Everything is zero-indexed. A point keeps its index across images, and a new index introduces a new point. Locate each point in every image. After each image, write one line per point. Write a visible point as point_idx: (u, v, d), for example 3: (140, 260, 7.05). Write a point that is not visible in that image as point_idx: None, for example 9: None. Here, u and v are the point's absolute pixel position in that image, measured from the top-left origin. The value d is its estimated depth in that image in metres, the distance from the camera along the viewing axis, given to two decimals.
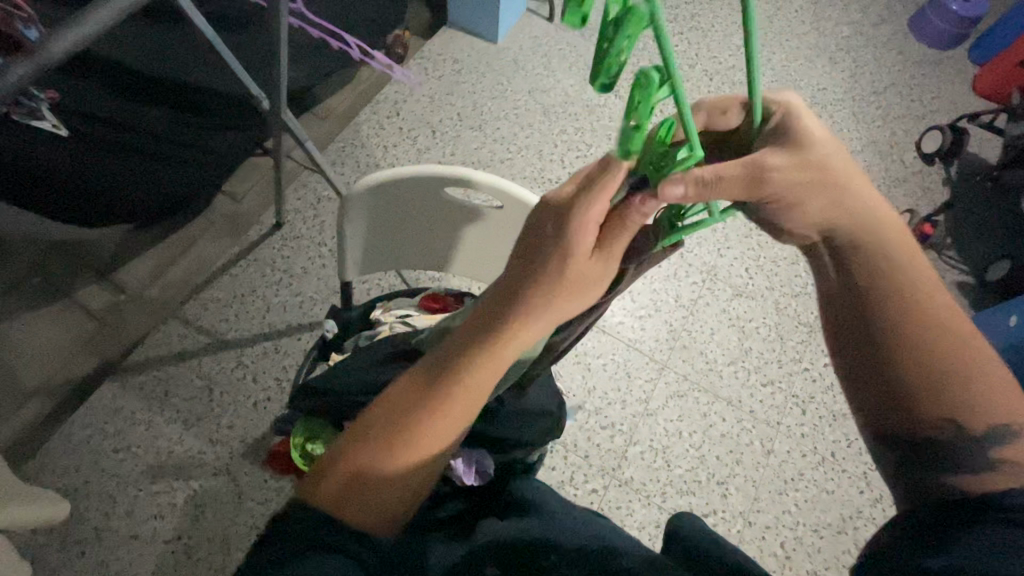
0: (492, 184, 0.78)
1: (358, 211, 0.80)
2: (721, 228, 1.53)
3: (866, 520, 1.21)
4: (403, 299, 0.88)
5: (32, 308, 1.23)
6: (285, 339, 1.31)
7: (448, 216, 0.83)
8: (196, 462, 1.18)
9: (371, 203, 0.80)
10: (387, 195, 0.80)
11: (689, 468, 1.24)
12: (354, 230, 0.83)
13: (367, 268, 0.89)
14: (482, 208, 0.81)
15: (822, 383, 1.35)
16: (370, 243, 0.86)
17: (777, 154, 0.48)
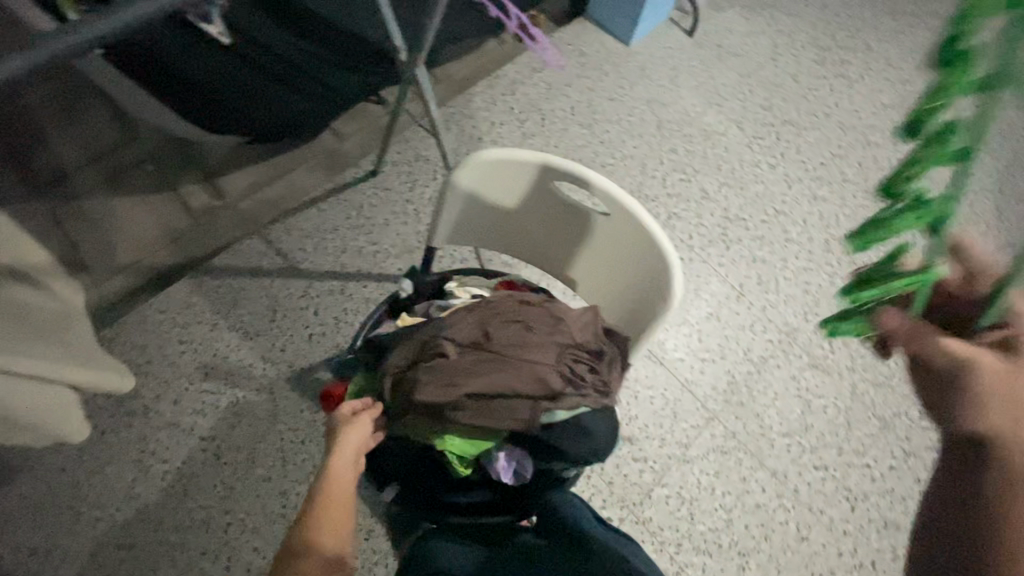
0: (607, 189, 0.72)
1: (465, 182, 0.77)
2: (813, 291, 1.43)
3: None
4: (479, 282, 0.87)
5: (139, 190, 1.34)
6: (352, 283, 1.34)
7: (551, 212, 0.78)
8: (245, 373, 1.23)
9: (477, 179, 0.77)
10: (498, 174, 0.76)
11: (712, 528, 1.17)
12: (455, 198, 0.79)
13: (456, 238, 0.86)
14: (588, 210, 0.75)
15: (881, 486, 1.24)
16: (466, 216, 0.83)
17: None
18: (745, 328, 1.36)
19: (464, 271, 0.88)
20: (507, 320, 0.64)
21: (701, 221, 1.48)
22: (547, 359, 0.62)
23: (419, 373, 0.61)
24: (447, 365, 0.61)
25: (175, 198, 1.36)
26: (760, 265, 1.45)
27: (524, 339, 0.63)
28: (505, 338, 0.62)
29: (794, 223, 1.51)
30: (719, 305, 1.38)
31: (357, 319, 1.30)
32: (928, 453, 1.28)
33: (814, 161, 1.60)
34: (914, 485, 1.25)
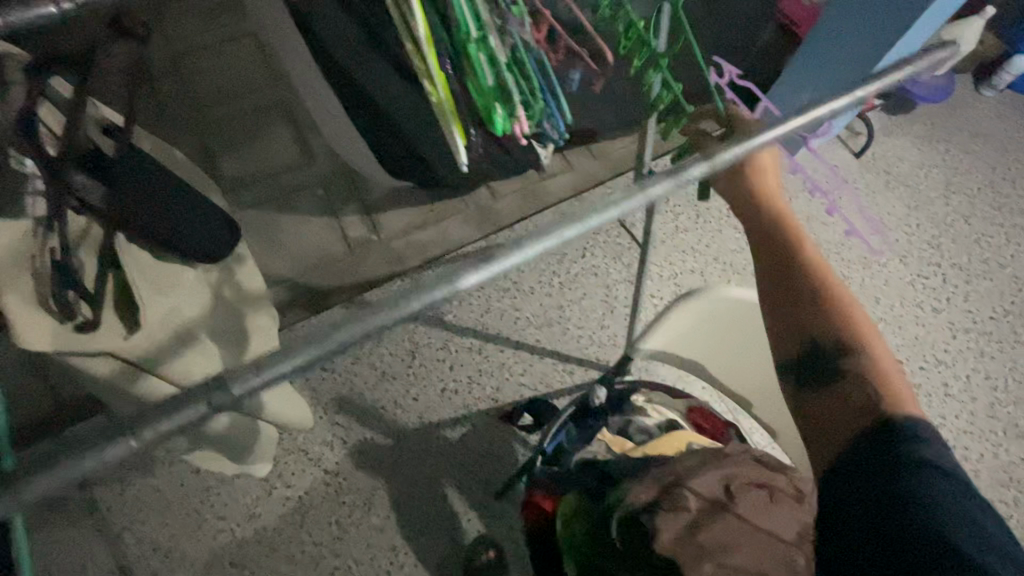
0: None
1: (698, 308, 0.78)
2: (972, 459, 1.31)
3: None
4: (669, 402, 0.84)
5: (307, 213, 1.47)
6: (490, 344, 1.35)
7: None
8: (376, 415, 1.25)
9: (720, 304, 0.77)
10: (735, 309, 0.77)
11: None
12: (685, 320, 0.79)
13: (665, 357, 0.83)
14: None
15: None
16: (685, 339, 0.81)
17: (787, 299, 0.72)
18: None
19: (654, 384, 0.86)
20: (748, 480, 0.61)
21: None
22: (794, 533, 0.57)
23: (658, 518, 0.57)
24: (689, 517, 0.57)
25: (337, 225, 1.46)
26: None
27: (767, 503, 0.59)
28: (753, 501, 0.59)
29: (955, 378, 1.40)
30: None
31: (490, 383, 1.30)
32: None
33: (983, 313, 1.49)
34: None
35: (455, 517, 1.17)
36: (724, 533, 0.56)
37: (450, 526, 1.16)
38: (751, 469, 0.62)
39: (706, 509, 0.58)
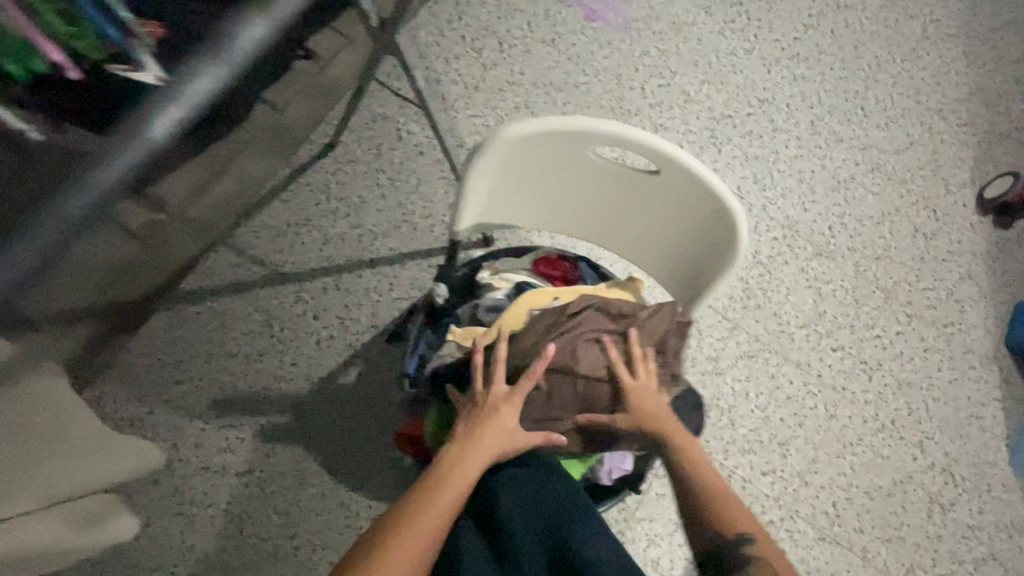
0: (657, 148, 0.63)
1: (493, 163, 0.65)
2: (808, 178, 1.43)
3: (916, 485, 1.26)
4: (517, 263, 0.81)
5: None
6: (345, 275, 1.23)
7: (594, 180, 0.69)
8: (262, 398, 1.15)
9: (512, 151, 0.65)
10: (529, 149, 0.65)
11: (752, 428, 1.25)
12: (483, 177, 0.67)
13: (488, 214, 0.74)
14: (631, 172, 0.66)
15: (892, 352, 1.33)
16: (491, 197, 0.71)
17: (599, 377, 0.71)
18: (752, 231, 1.37)
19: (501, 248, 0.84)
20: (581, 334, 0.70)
21: (689, 127, 1.43)
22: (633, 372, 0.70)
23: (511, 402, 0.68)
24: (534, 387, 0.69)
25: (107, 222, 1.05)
26: (754, 162, 1.42)
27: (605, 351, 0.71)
28: (582, 352, 0.70)
29: (778, 111, 1.46)
30: None
31: (363, 312, 1.22)
32: (928, 311, 1.36)
33: (789, 37, 1.52)
34: (919, 344, 1.34)
35: (386, 450, 1.15)
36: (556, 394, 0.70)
37: (385, 462, 1.15)
38: (587, 328, 0.70)
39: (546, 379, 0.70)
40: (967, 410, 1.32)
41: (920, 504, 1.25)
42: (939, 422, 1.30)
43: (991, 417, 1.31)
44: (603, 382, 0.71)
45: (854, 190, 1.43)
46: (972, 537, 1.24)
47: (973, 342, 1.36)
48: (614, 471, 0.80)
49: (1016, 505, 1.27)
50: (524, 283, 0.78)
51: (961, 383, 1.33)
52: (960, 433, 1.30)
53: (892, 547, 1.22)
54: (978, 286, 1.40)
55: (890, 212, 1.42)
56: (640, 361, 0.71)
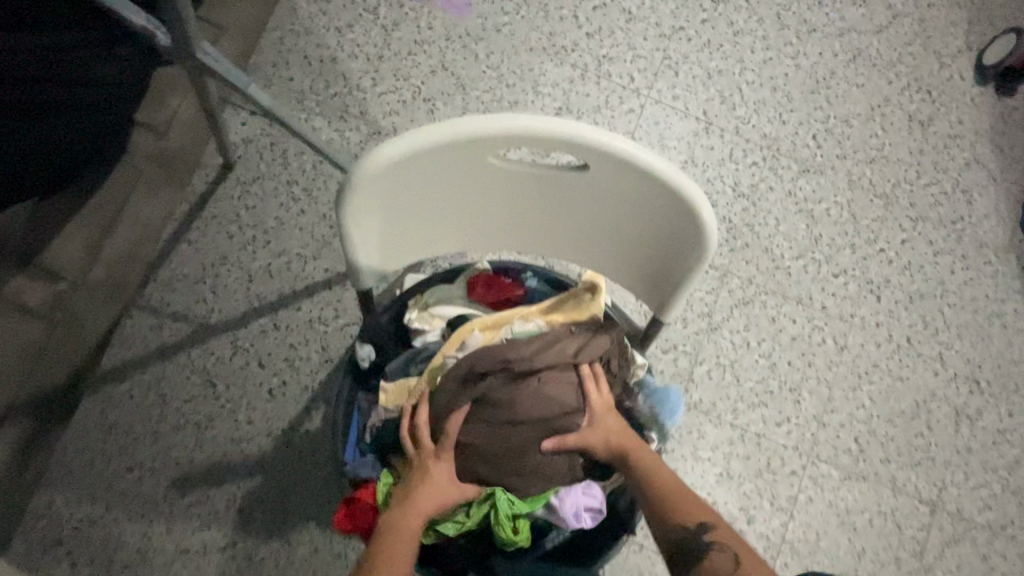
0: (577, 139, 0.48)
1: (375, 199, 0.50)
2: (781, 84, 1.25)
3: (940, 401, 1.17)
4: (451, 292, 0.75)
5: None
6: (282, 311, 1.09)
7: (512, 188, 0.54)
8: (225, 466, 1.04)
9: (395, 181, 0.49)
10: (417, 171, 0.49)
11: (760, 379, 1.15)
12: (368, 216, 0.51)
13: (395, 256, 0.59)
14: (556, 175, 0.52)
15: (899, 264, 1.21)
16: (389, 234, 0.55)
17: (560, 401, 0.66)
18: (726, 159, 1.20)
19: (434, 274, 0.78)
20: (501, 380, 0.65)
21: (636, 51, 1.22)
22: (563, 408, 0.65)
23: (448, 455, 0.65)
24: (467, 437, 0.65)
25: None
26: (717, 78, 1.23)
27: (530, 392, 0.64)
28: (505, 401, 0.64)
29: (735, 11, 1.27)
30: (690, 146, 1.20)
31: (312, 348, 1.09)
32: (933, 210, 1.23)
33: None
34: (928, 248, 1.22)
35: None
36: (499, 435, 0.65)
37: None
38: (508, 371, 0.65)
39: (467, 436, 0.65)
40: (987, 309, 1.21)
41: (946, 420, 1.17)
42: (957, 330, 1.20)
43: (1012, 312, 1.21)
44: (534, 426, 0.64)
45: (835, 88, 1.26)
46: (1004, 441, 1.18)
47: (985, 233, 1.23)
48: (589, 509, 0.69)
49: None
50: (464, 314, 0.74)
51: (977, 283, 1.21)
52: (982, 336, 1.20)
53: (921, 470, 1.16)
54: (985, 169, 1.26)
55: (878, 105, 1.26)
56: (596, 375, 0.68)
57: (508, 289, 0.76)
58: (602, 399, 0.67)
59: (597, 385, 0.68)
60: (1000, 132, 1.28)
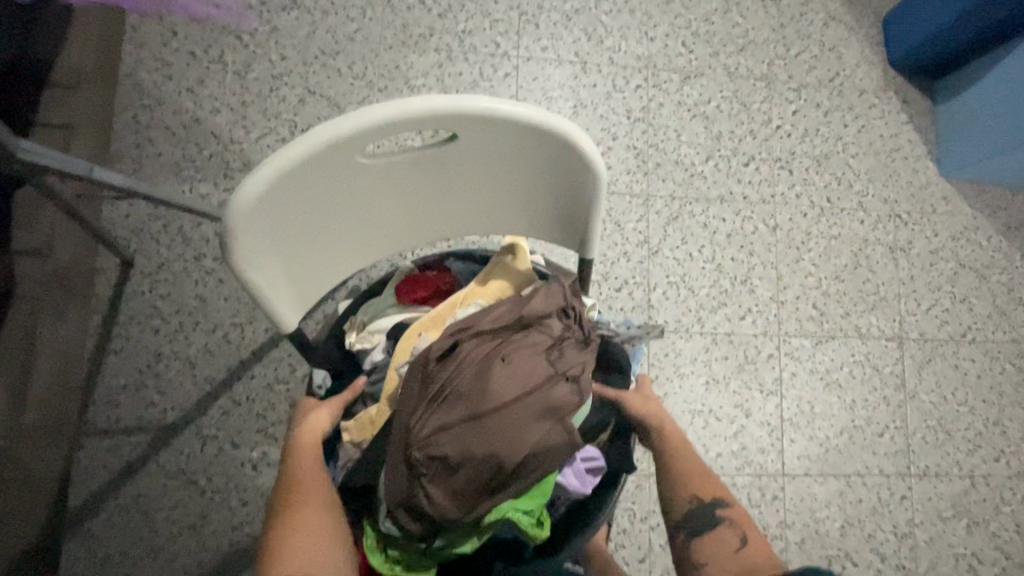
0: (436, 111, 0.47)
1: (262, 237, 0.49)
2: (637, 5, 1.27)
3: (873, 245, 1.25)
4: (379, 304, 0.75)
5: None
6: (238, 385, 1.06)
7: (397, 179, 0.53)
8: (236, 555, 1.01)
9: (273, 212, 0.48)
10: (293, 194, 0.48)
11: (712, 283, 1.19)
12: (263, 255, 0.50)
13: (309, 286, 0.58)
14: (433, 152, 0.51)
15: (797, 135, 1.26)
16: (293, 265, 0.54)
17: (532, 373, 0.63)
18: (611, 91, 1.22)
19: (360, 294, 0.78)
20: (465, 371, 0.62)
21: (493, 17, 1.22)
22: (538, 376, 0.63)
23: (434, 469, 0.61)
24: (452, 443, 0.60)
25: None
26: (577, 18, 1.25)
27: (499, 372, 0.62)
28: (477, 392, 0.61)
29: None
30: (574, 90, 1.21)
31: (281, 410, 1.06)
32: (811, 75, 1.29)
33: None
34: (818, 112, 1.28)
35: None
36: (488, 431, 0.60)
37: None
38: (469, 360, 0.63)
39: (453, 439, 0.60)
40: (886, 148, 1.29)
41: (885, 259, 1.25)
42: (867, 176, 1.27)
43: (907, 143, 1.29)
44: (518, 404, 0.61)
45: None
46: (938, 260, 1.27)
47: (862, 81, 1.31)
48: (589, 468, 0.71)
49: (961, 209, 1.29)
50: (397, 321, 0.73)
51: (870, 128, 1.29)
52: (890, 174, 1.28)
53: (878, 312, 1.23)
54: (842, 23, 1.33)
55: None
56: (559, 334, 0.66)
57: (433, 281, 0.76)
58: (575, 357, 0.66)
59: (565, 344, 0.66)
60: None
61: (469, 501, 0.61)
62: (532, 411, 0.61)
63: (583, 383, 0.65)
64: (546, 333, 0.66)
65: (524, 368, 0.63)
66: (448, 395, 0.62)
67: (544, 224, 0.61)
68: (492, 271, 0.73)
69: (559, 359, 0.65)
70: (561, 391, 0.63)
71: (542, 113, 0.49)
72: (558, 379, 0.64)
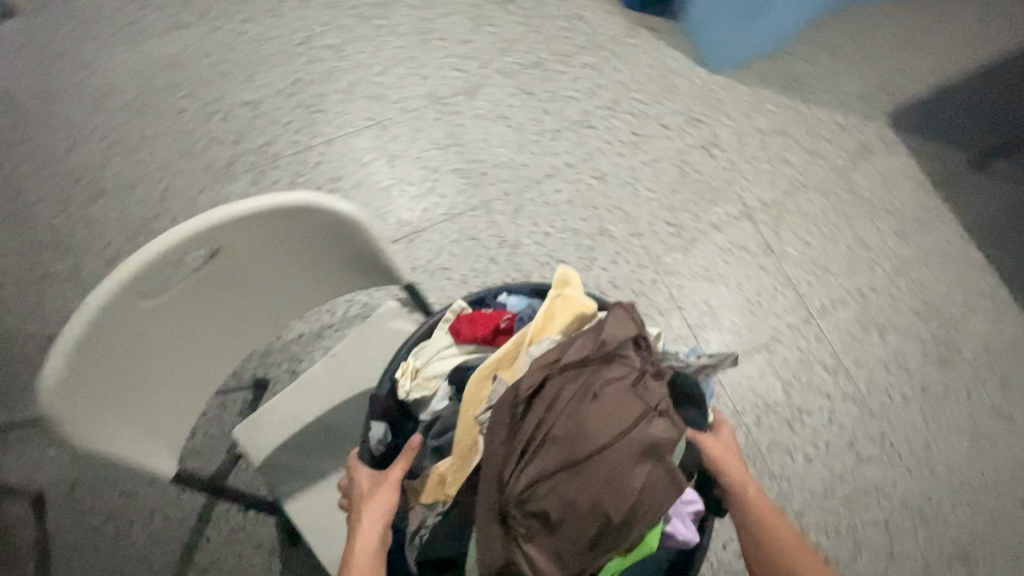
0: (187, 238, 0.52)
1: (89, 402, 0.53)
2: (403, 52, 1.39)
3: (687, 151, 1.40)
4: (438, 344, 0.82)
5: None
6: (199, 553, 1.05)
7: (193, 297, 0.59)
8: None
9: (89, 379, 0.53)
10: (96, 358, 0.53)
11: (576, 246, 1.30)
12: (102, 417, 0.55)
13: (164, 414, 0.63)
14: (210, 264, 0.57)
15: (583, 95, 1.42)
16: (138, 406, 0.60)
17: (620, 416, 0.67)
18: (414, 133, 1.34)
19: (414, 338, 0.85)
20: (560, 420, 0.67)
21: (284, 121, 1.31)
22: (632, 417, 0.67)
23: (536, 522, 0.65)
24: (557, 496, 0.64)
25: None
26: (356, 87, 1.36)
27: (593, 411, 0.66)
28: (568, 441, 0.65)
29: (324, 34, 1.39)
30: (382, 147, 1.32)
31: (250, 554, 1.05)
32: (569, 44, 1.46)
33: None
34: (590, 69, 1.44)
35: None
36: (589, 478, 0.64)
37: None
38: (561, 397, 0.68)
39: (546, 477, 0.65)
40: (657, 72, 1.46)
41: (702, 157, 1.41)
42: (654, 100, 1.44)
43: (671, 60, 1.48)
44: (616, 446, 0.65)
45: (439, 23, 1.43)
46: (743, 137, 1.44)
47: (612, 29, 1.49)
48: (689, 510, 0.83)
49: (740, 90, 1.48)
50: (457, 364, 0.81)
51: (636, 62, 1.46)
52: (671, 90, 1.45)
53: (718, 201, 1.38)
54: None
55: (476, 9, 1.45)
56: (637, 373, 0.70)
57: (491, 319, 0.83)
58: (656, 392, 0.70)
59: (647, 382, 0.70)
60: None
61: (580, 554, 0.65)
62: (629, 453, 0.65)
63: (673, 418, 0.69)
64: (625, 376, 0.70)
65: (614, 414, 0.67)
66: (543, 439, 0.66)
67: (346, 272, 0.67)
68: (556, 311, 0.78)
69: (645, 398, 0.69)
70: (651, 427, 0.67)
71: (285, 198, 0.56)
72: (644, 414, 0.67)
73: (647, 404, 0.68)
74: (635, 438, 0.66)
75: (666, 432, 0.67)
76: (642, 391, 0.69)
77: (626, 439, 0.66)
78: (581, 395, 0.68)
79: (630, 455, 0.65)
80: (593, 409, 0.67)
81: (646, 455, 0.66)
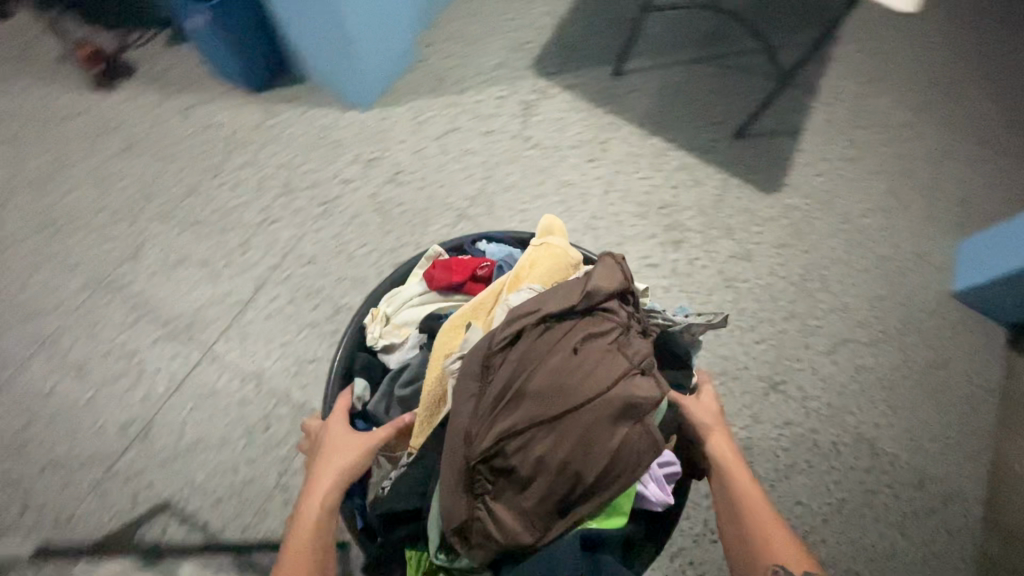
0: None
1: None
2: (49, 266, 1.29)
3: (378, 191, 1.41)
4: (412, 294, 0.99)
5: None
6: None
7: None
8: None
9: None
10: None
11: (319, 335, 1.24)
12: None
13: None
14: None
15: (254, 197, 1.38)
16: None
17: (590, 382, 0.70)
18: (98, 332, 1.22)
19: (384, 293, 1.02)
20: (536, 376, 0.71)
21: None
22: (609, 378, 0.70)
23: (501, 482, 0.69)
24: (520, 456, 0.68)
25: None
26: (16, 327, 1.23)
27: (571, 367, 0.70)
28: (540, 404, 0.69)
29: None
30: (70, 367, 1.19)
31: None
32: (216, 159, 1.41)
33: None
34: (248, 170, 1.40)
35: None
36: (550, 438, 0.68)
37: None
38: (528, 351, 0.73)
39: (517, 433, 0.68)
40: (314, 138, 1.46)
41: (395, 188, 1.42)
42: (324, 163, 1.43)
43: (321, 120, 1.48)
44: (587, 408, 0.68)
45: (75, 217, 1.34)
46: (421, 151, 1.47)
47: (251, 124, 1.46)
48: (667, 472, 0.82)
49: (397, 113, 1.51)
50: (433, 309, 0.97)
51: (289, 139, 1.45)
52: (335, 146, 1.45)
53: (430, 217, 1.40)
54: (197, 111, 1.47)
55: (106, 182, 1.37)
56: (613, 340, 0.75)
57: (469, 268, 0.98)
58: (641, 358, 0.74)
59: (628, 346, 0.75)
60: (172, 93, 1.50)
61: (540, 517, 0.68)
62: (595, 414, 0.68)
63: (653, 379, 0.73)
64: (603, 343, 0.74)
65: (580, 374, 0.70)
66: (514, 394, 0.70)
67: None
68: (534, 276, 0.89)
69: (616, 361, 0.72)
70: (627, 388, 0.70)
71: None
72: (613, 375, 0.70)
73: (628, 366, 0.72)
74: (607, 397, 0.69)
75: (645, 392, 0.70)
76: (627, 353, 0.74)
77: (591, 400, 0.69)
78: (560, 358, 0.72)
79: (594, 420, 0.68)
80: (563, 368, 0.71)
81: (620, 416, 0.69)
